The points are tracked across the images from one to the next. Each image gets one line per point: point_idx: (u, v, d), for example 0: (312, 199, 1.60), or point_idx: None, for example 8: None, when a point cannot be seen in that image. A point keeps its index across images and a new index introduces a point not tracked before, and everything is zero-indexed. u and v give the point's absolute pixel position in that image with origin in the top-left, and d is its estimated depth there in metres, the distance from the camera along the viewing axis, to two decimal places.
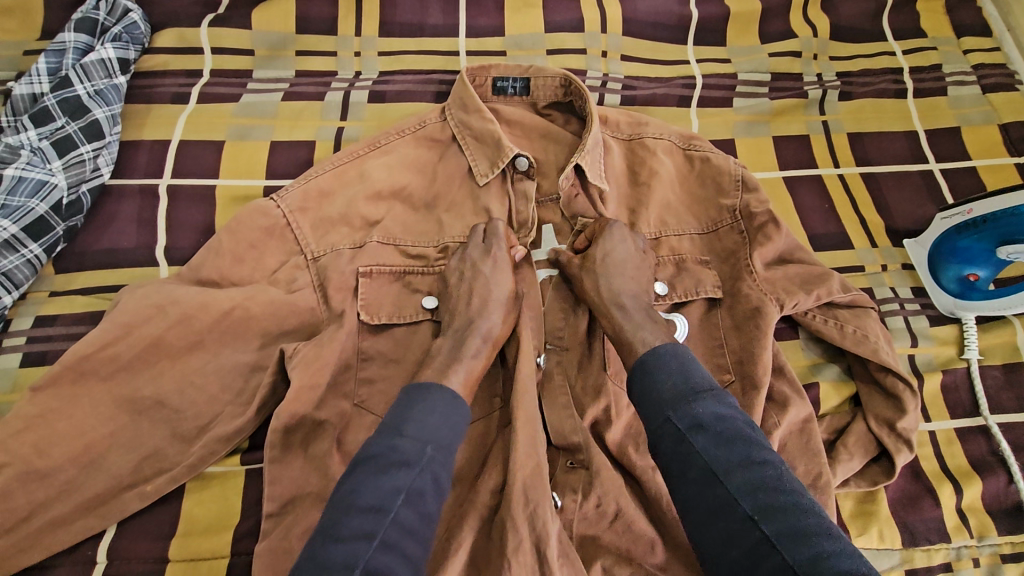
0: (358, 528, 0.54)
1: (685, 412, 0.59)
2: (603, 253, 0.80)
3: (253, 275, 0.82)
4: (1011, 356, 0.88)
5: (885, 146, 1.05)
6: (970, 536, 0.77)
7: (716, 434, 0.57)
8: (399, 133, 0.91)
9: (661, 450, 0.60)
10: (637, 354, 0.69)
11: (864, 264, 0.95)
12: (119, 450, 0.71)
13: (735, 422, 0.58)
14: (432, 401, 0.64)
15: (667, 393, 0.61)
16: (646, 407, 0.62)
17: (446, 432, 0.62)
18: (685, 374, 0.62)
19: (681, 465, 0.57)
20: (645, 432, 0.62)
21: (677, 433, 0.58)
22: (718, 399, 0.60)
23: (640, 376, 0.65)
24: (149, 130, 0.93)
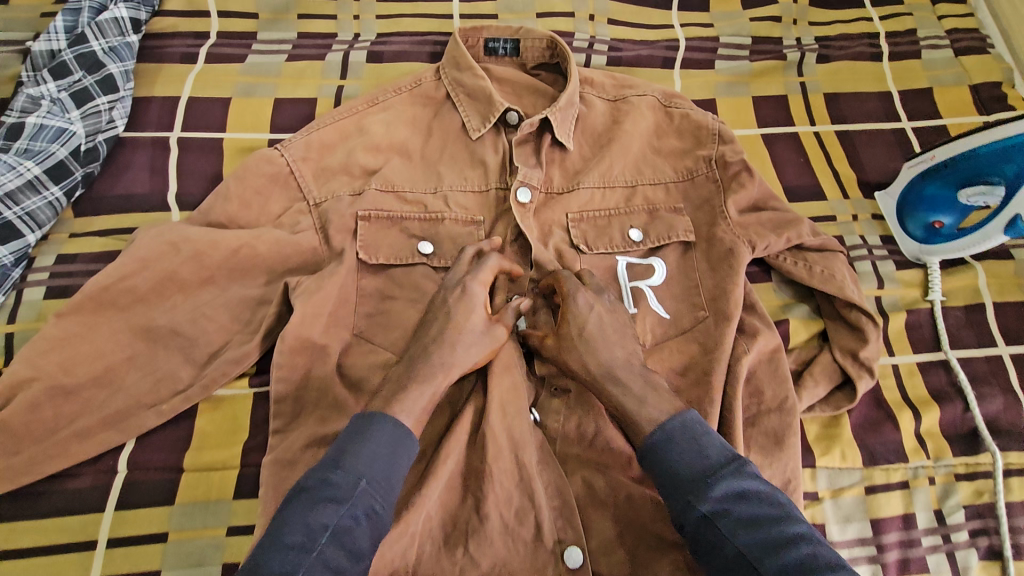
0: (281, 566, 0.56)
1: (707, 498, 0.62)
2: (590, 329, 0.77)
3: (259, 219, 0.88)
4: (972, 298, 0.94)
5: (859, 105, 1.10)
6: (926, 458, 0.83)
7: (741, 518, 0.61)
8: (396, 91, 0.97)
9: (691, 539, 0.63)
10: (648, 429, 0.69)
11: (836, 213, 1.01)
12: (138, 373, 0.77)
13: (760, 499, 0.62)
14: (377, 434, 0.64)
15: (686, 474, 0.64)
16: (666, 488, 0.65)
17: (384, 465, 0.63)
18: (701, 451, 0.65)
19: (713, 549, 0.61)
20: (671, 516, 0.65)
21: (704, 521, 0.62)
22: (739, 474, 0.63)
23: (653, 449, 0.67)
24: (160, 87, 0.98)
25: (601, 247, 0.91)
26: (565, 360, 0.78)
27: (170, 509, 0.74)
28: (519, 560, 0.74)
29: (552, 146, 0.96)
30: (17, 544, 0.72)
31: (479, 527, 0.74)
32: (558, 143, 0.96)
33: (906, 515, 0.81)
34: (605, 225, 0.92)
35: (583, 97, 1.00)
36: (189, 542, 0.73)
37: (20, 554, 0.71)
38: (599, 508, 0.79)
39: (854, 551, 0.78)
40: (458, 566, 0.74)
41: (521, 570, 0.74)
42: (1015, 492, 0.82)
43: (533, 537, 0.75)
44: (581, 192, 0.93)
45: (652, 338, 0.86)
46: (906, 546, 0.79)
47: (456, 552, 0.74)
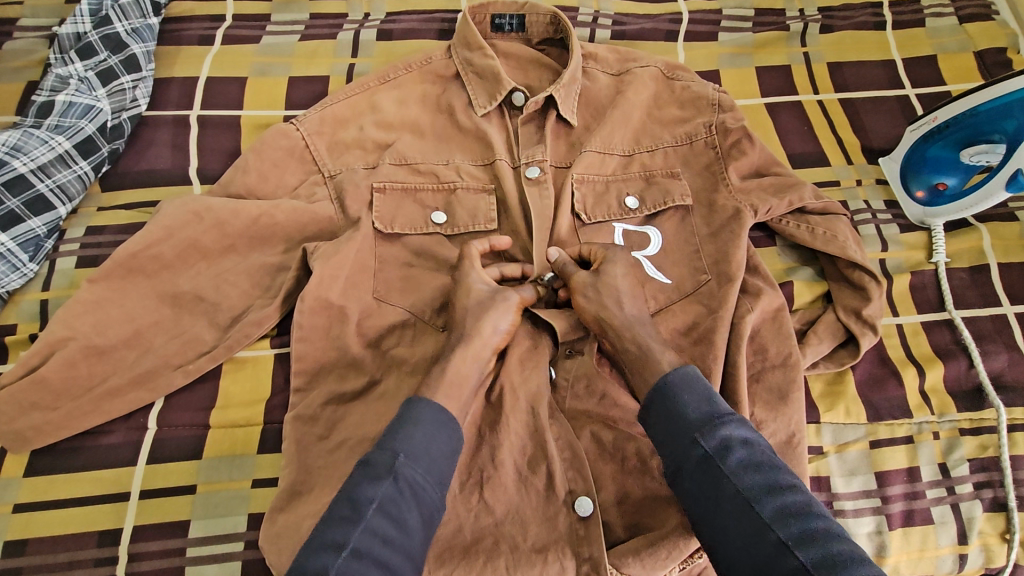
0: (332, 539, 0.59)
1: (714, 437, 0.64)
2: (616, 277, 0.81)
3: (277, 190, 0.92)
4: (977, 259, 0.95)
5: (862, 74, 1.11)
6: (931, 413, 0.85)
7: (744, 459, 0.63)
8: (406, 68, 1.00)
9: (687, 477, 0.64)
10: (663, 374, 0.72)
11: (840, 179, 1.02)
12: (166, 335, 0.81)
13: (760, 449, 0.64)
14: (417, 414, 0.66)
15: (693, 416, 0.66)
16: (669, 428, 0.67)
17: (425, 442, 0.65)
18: (708, 397, 0.68)
19: (710, 488, 0.63)
20: (668, 455, 0.66)
21: (706, 459, 0.64)
22: (740, 423, 0.66)
23: (663, 392, 0.69)
24: (180, 68, 1.02)
25: (599, 215, 0.93)
26: (581, 304, 0.82)
27: (198, 463, 0.78)
28: (531, 509, 0.78)
29: (558, 119, 0.99)
30: (57, 493, 0.76)
31: (492, 476, 0.78)
32: (562, 117, 0.99)
33: (910, 469, 0.82)
34: (603, 190, 0.94)
35: (587, 71, 1.03)
36: (217, 494, 0.77)
37: (60, 504, 0.76)
38: (609, 462, 0.81)
39: (858, 502, 0.80)
40: (472, 513, 0.78)
41: (533, 519, 0.78)
42: (1021, 446, 0.83)
43: (545, 490, 0.79)
44: (584, 155, 0.94)
45: (656, 301, 0.88)
46: (911, 498, 0.81)
47: (471, 501, 0.78)
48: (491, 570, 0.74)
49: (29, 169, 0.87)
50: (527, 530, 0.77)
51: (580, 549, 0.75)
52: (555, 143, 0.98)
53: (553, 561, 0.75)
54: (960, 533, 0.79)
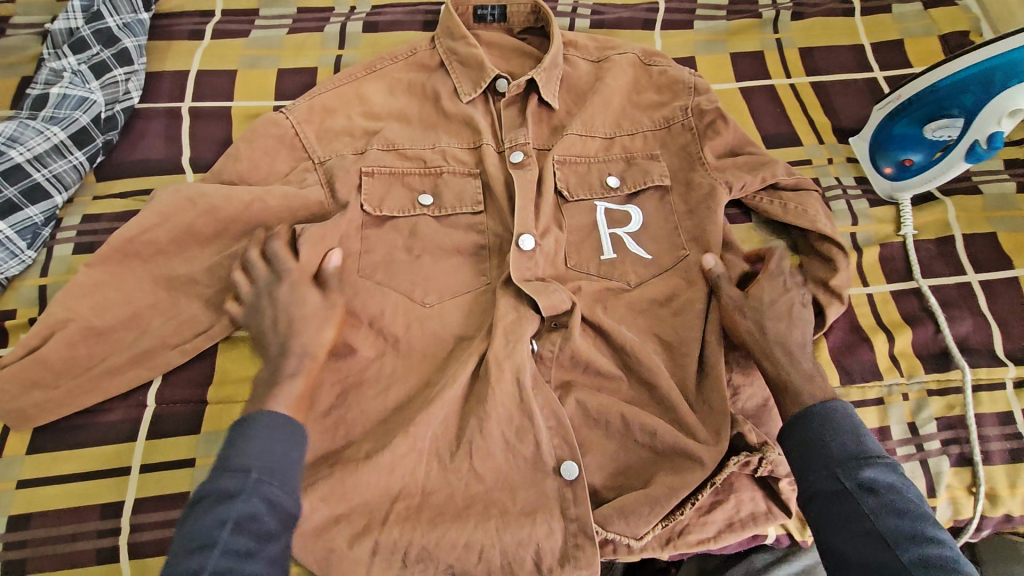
0: (188, 571, 0.56)
1: (857, 475, 0.66)
2: (768, 294, 0.83)
3: (268, 177, 0.95)
4: (942, 230, 0.99)
5: (832, 58, 1.15)
6: (900, 375, 0.89)
7: (887, 501, 0.64)
8: (393, 59, 1.03)
9: (820, 506, 0.67)
10: (806, 402, 0.74)
11: (812, 157, 1.06)
12: (163, 317, 0.83)
13: (906, 495, 0.65)
14: (250, 429, 0.65)
15: (838, 451, 0.68)
16: (811, 458, 0.69)
17: (278, 457, 0.64)
18: (857, 434, 0.69)
19: (843, 520, 0.65)
20: (806, 485, 0.69)
21: (844, 495, 0.65)
22: (890, 467, 0.67)
23: (807, 422, 0.72)
24: (171, 62, 1.05)
25: (581, 194, 0.96)
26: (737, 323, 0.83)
27: (196, 438, 0.81)
28: (520, 474, 0.81)
29: (539, 105, 1.03)
30: (59, 470, 0.78)
31: (482, 447, 0.81)
32: (544, 103, 1.02)
33: (882, 428, 0.86)
34: (585, 171, 0.98)
35: (567, 59, 1.07)
36: None
37: (63, 479, 0.78)
38: (594, 429, 0.85)
39: None
40: (464, 481, 0.80)
41: (522, 485, 0.81)
42: (985, 404, 0.87)
43: (534, 458, 0.81)
44: (566, 138, 0.98)
45: (635, 276, 0.92)
46: None
47: (462, 470, 0.81)
48: (483, 532, 0.77)
49: (25, 159, 0.90)
50: (516, 495, 0.80)
51: (568, 510, 0.79)
52: (538, 128, 1.02)
53: (540, 521, 0.78)
54: (929, 487, 0.83)
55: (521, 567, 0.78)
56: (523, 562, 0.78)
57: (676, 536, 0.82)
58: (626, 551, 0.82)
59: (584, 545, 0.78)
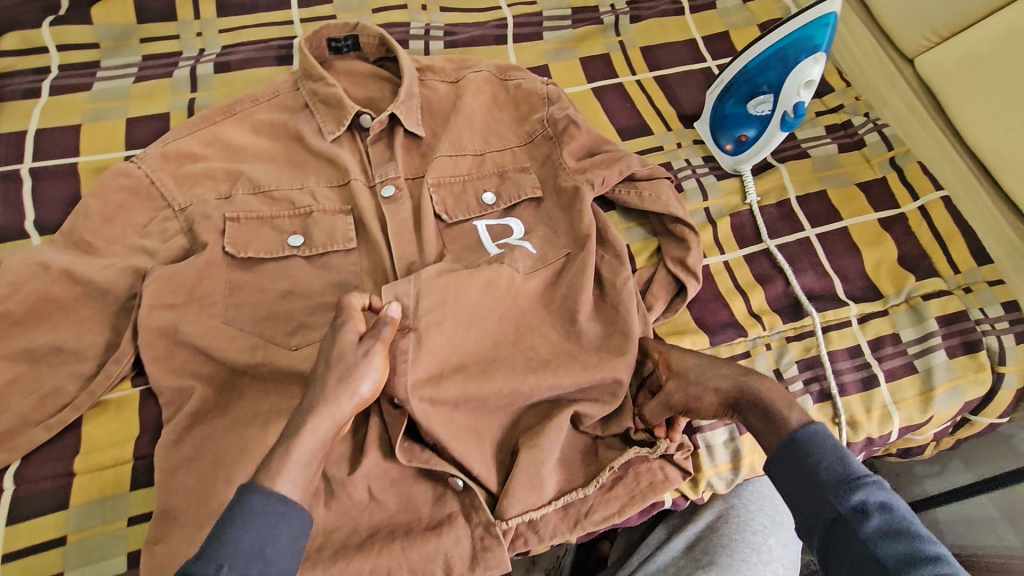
0: None
1: (845, 499, 0.63)
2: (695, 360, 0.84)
3: (124, 231, 0.91)
4: (781, 194, 1.10)
5: (671, 54, 1.26)
6: (762, 328, 0.97)
7: (879, 523, 0.61)
8: (253, 101, 1.02)
9: (818, 536, 0.65)
10: (790, 432, 0.72)
11: (663, 144, 1.15)
12: (23, 392, 0.79)
13: (900, 514, 0.62)
14: (247, 508, 0.59)
15: (828, 476, 0.66)
16: (801, 491, 0.67)
17: (256, 543, 0.58)
18: (842, 457, 0.67)
19: (843, 549, 0.62)
20: (801, 519, 0.66)
21: (838, 522, 0.63)
22: (879, 487, 0.64)
23: (794, 449, 0.70)
24: (4, 124, 1.00)
25: (460, 215, 0.98)
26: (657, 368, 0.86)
27: (66, 513, 0.76)
28: (420, 491, 0.81)
29: (406, 136, 1.04)
30: None
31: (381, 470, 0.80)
32: (410, 133, 1.04)
33: None
34: (461, 191, 1.00)
35: (425, 82, 1.10)
36: (91, 539, 0.75)
37: None
38: None
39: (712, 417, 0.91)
40: (364, 508, 0.79)
41: (425, 501, 0.81)
42: (836, 342, 0.97)
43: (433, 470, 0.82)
44: (436, 160, 1.00)
45: None
46: None
47: (363, 498, 0.79)
48: (388, 554, 0.77)
49: None
50: (421, 512, 0.81)
51: (472, 516, 0.80)
52: (408, 157, 1.03)
53: (448, 532, 0.79)
54: None
55: None
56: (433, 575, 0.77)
57: (582, 518, 0.84)
58: (537, 541, 0.83)
59: (492, 545, 0.78)
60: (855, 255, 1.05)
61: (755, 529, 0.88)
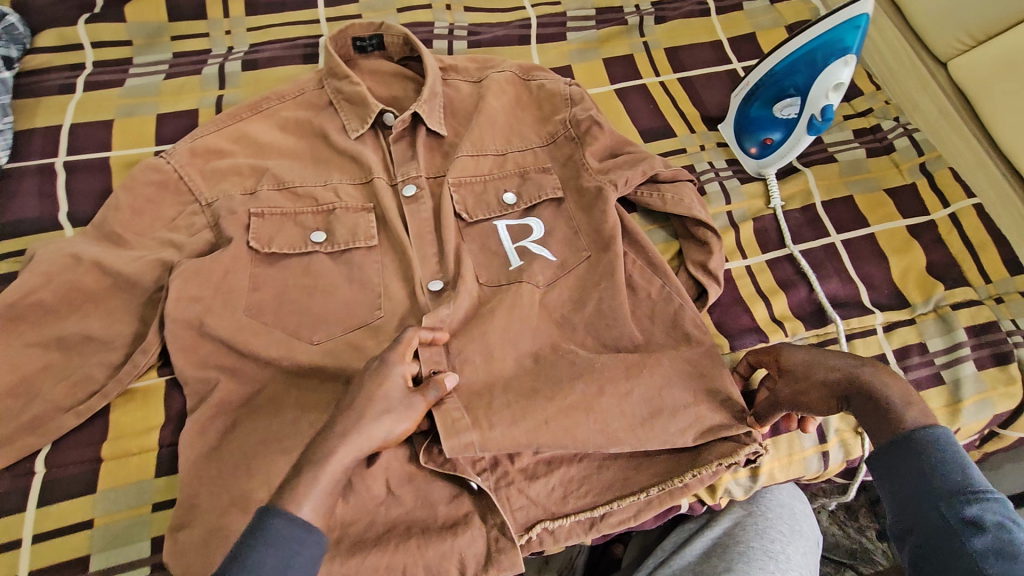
0: None
1: (961, 510, 0.60)
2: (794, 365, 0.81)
3: (153, 224, 0.93)
4: (806, 199, 1.08)
5: (696, 56, 1.25)
6: (784, 335, 0.96)
7: (994, 540, 0.58)
8: (279, 98, 1.04)
9: (915, 539, 0.62)
10: (911, 425, 0.68)
11: (686, 146, 1.14)
12: (54, 379, 0.81)
13: (1015, 533, 0.59)
14: (268, 531, 0.62)
15: (949, 485, 0.62)
16: (909, 495, 0.64)
17: (278, 566, 0.60)
18: (965, 466, 0.63)
19: (944, 558, 0.59)
20: (904, 523, 0.63)
21: (945, 530, 0.60)
22: (1000, 502, 0.61)
23: (909, 449, 0.66)
24: (41, 118, 1.03)
25: (480, 214, 0.98)
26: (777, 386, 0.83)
27: (93, 498, 0.78)
28: (436, 489, 0.82)
29: (428, 135, 1.05)
30: None
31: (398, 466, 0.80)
32: (432, 132, 1.05)
33: None
34: (482, 190, 1.00)
35: (448, 82, 1.11)
36: (116, 524, 0.77)
37: None
38: None
39: None
40: (381, 504, 0.80)
41: (441, 499, 0.81)
42: (860, 350, 0.95)
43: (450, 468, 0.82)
44: (457, 160, 1.00)
45: (544, 278, 0.94)
46: None
47: (379, 494, 0.80)
48: (404, 550, 0.77)
49: None
50: (437, 510, 0.81)
51: (488, 517, 0.80)
52: (430, 156, 1.04)
53: (464, 530, 0.79)
54: (820, 434, 0.90)
55: None
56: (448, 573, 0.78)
57: (598, 521, 0.84)
58: (552, 542, 0.83)
59: (506, 547, 0.78)
60: (882, 262, 1.03)
61: (773, 538, 0.86)
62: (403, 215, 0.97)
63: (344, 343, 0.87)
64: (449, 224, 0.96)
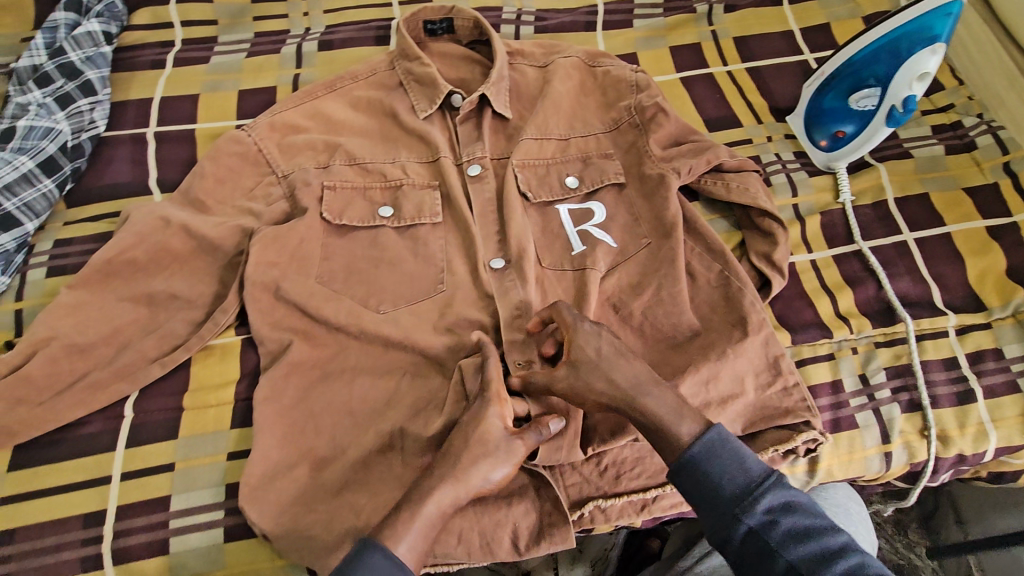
0: None
1: (752, 510, 0.66)
2: None
3: (234, 193, 0.98)
4: (878, 195, 1.05)
5: (766, 45, 1.22)
6: (849, 331, 0.94)
7: (783, 527, 0.65)
8: (353, 78, 1.07)
9: (724, 538, 0.67)
10: (686, 443, 0.71)
11: (752, 137, 1.12)
12: (143, 332, 0.87)
13: (804, 516, 0.66)
14: (369, 565, 0.64)
15: (728, 490, 0.67)
16: (709, 500, 0.68)
17: None
18: (741, 466, 0.68)
19: (757, 549, 0.65)
20: (709, 526, 0.68)
21: (750, 526, 0.66)
22: (782, 487, 0.67)
23: (692, 462, 0.70)
24: (135, 91, 1.09)
25: (543, 196, 0.99)
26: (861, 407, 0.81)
27: (175, 443, 0.84)
28: None
29: (494, 117, 1.07)
30: (43, 484, 0.81)
31: None
32: (498, 114, 1.06)
33: (834, 380, 0.91)
34: (544, 173, 1.01)
35: (515, 66, 1.12)
36: (194, 469, 0.82)
37: (43, 493, 0.80)
38: None
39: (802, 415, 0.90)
40: None
41: None
42: (930, 352, 0.92)
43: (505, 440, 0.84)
44: (522, 142, 1.02)
45: (606, 262, 0.94)
46: (836, 407, 0.90)
47: None
48: (460, 515, 0.80)
49: None
50: None
51: (541, 491, 0.82)
52: (494, 138, 1.06)
53: (518, 502, 0.81)
54: (883, 433, 0.88)
55: (499, 547, 0.80)
56: (501, 542, 0.80)
57: (650, 502, 0.84)
58: (603, 520, 0.84)
59: (558, 521, 0.80)
60: (957, 263, 0.98)
61: None
62: (467, 194, 0.99)
63: (408, 314, 0.90)
64: (514, 205, 0.97)
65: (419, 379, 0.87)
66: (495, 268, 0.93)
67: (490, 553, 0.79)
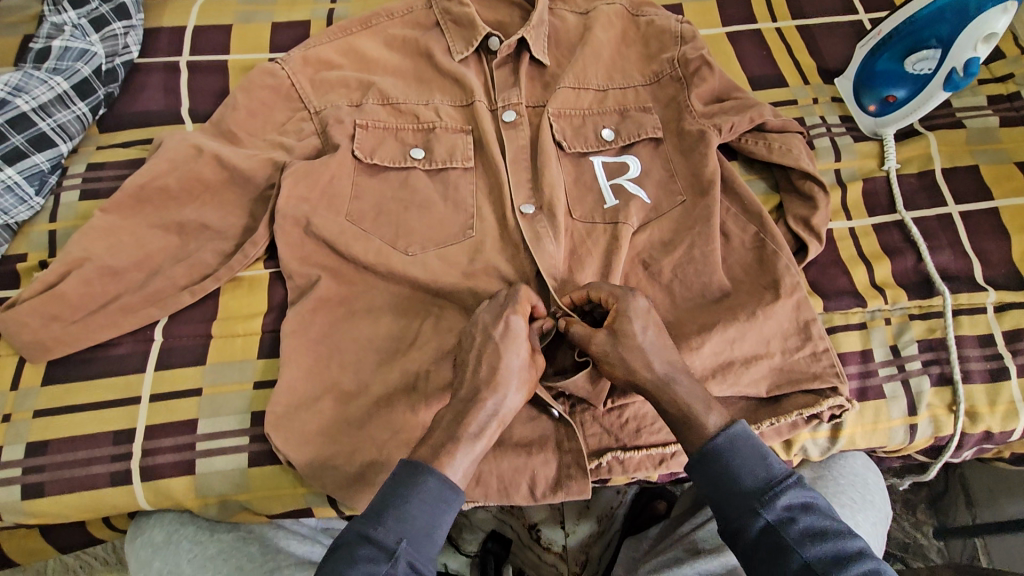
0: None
1: (772, 507, 0.64)
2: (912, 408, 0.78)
3: (266, 127, 0.97)
4: (925, 165, 1.01)
5: (818, 3, 1.16)
6: (884, 302, 0.92)
7: (802, 526, 0.63)
8: (388, 15, 1.04)
9: (740, 538, 0.64)
10: (709, 436, 0.69)
11: (798, 98, 1.08)
12: (173, 259, 0.88)
13: (823, 514, 0.64)
14: (422, 482, 0.65)
15: (748, 484, 0.65)
16: (724, 494, 0.66)
17: (427, 523, 0.64)
18: (762, 459, 0.66)
19: (771, 551, 0.62)
20: (725, 524, 0.66)
21: (767, 525, 0.63)
22: (803, 486, 0.65)
23: (712, 457, 0.67)
24: (168, 19, 1.07)
25: (578, 147, 0.97)
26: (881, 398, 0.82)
27: (203, 369, 0.85)
28: None
29: (531, 63, 1.03)
30: (75, 400, 0.83)
31: None
32: (535, 61, 1.03)
33: (864, 350, 0.90)
34: (580, 124, 0.98)
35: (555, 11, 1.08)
36: (221, 395, 0.84)
37: (76, 408, 0.82)
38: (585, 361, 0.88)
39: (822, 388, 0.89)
40: None
41: (518, 416, 0.84)
42: (965, 327, 0.90)
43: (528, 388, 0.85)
44: (559, 91, 0.99)
45: (638, 217, 0.93)
46: (865, 376, 0.88)
47: None
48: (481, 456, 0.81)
49: (30, 107, 0.92)
50: (513, 426, 0.84)
51: (562, 440, 0.82)
52: (530, 85, 1.02)
53: (538, 448, 0.82)
54: (911, 405, 0.87)
55: (517, 491, 0.81)
56: (518, 486, 0.81)
57: (667, 458, 0.84)
58: (621, 471, 0.84)
59: (577, 470, 0.81)
60: (1003, 239, 0.95)
61: (843, 503, 0.85)
62: (500, 140, 0.96)
63: (435, 258, 0.89)
64: (549, 153, 0.94)
65: (446, 321, 0.87)
66: (526, 215, 0.91)
67: (507, 496, 0.80)
